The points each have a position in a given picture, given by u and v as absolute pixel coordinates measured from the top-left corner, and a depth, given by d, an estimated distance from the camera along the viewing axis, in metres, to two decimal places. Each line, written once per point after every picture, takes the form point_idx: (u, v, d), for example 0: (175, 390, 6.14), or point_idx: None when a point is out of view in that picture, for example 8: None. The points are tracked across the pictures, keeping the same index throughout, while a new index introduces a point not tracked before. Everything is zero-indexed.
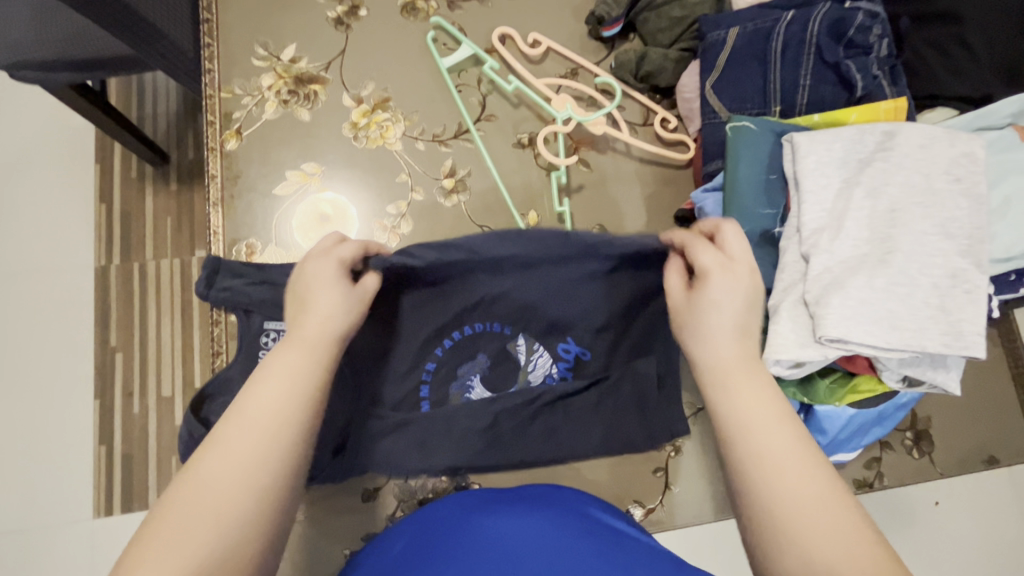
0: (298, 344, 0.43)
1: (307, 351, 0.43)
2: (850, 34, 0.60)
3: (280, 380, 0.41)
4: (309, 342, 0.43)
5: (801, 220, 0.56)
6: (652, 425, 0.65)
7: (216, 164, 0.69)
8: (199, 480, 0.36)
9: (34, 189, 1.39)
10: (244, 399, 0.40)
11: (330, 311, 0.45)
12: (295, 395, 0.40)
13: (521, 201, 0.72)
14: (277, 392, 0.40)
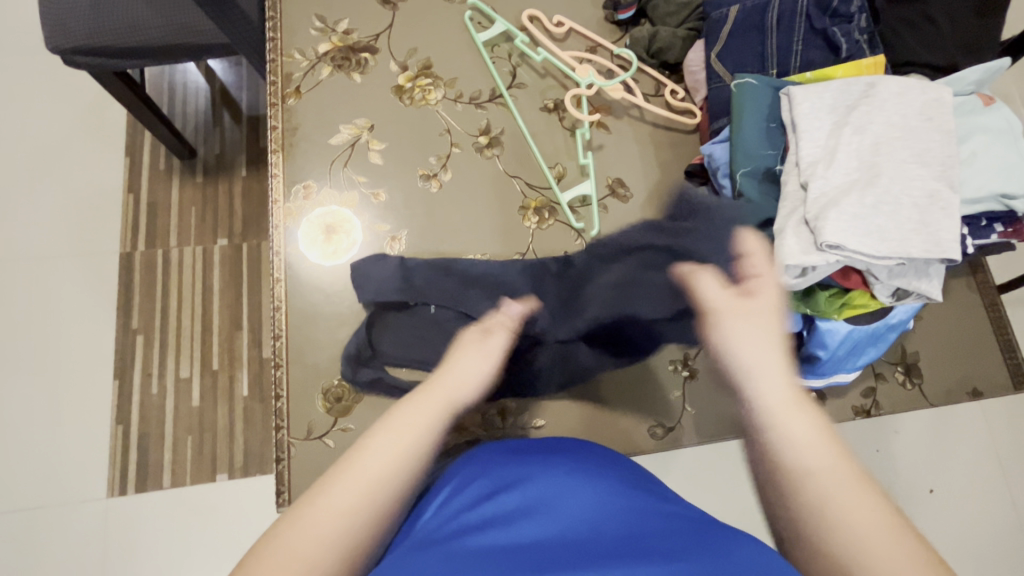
0: (427, 409, 0.50)
1: (429, 415, 0.50)
2: (834, 6, 0.70)
3: (415, 424, 0.48)
4: (434, 407, 0.50)
5: (799, 155, 0.65)
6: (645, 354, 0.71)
7: (277, 117, 0.77)
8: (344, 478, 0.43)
9: (67, 178, 1.46)
10: (377, 438, 0.46)
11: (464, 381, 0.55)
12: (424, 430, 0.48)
13: (549, 156, 0.80)
14: (413, 428, 0.47)
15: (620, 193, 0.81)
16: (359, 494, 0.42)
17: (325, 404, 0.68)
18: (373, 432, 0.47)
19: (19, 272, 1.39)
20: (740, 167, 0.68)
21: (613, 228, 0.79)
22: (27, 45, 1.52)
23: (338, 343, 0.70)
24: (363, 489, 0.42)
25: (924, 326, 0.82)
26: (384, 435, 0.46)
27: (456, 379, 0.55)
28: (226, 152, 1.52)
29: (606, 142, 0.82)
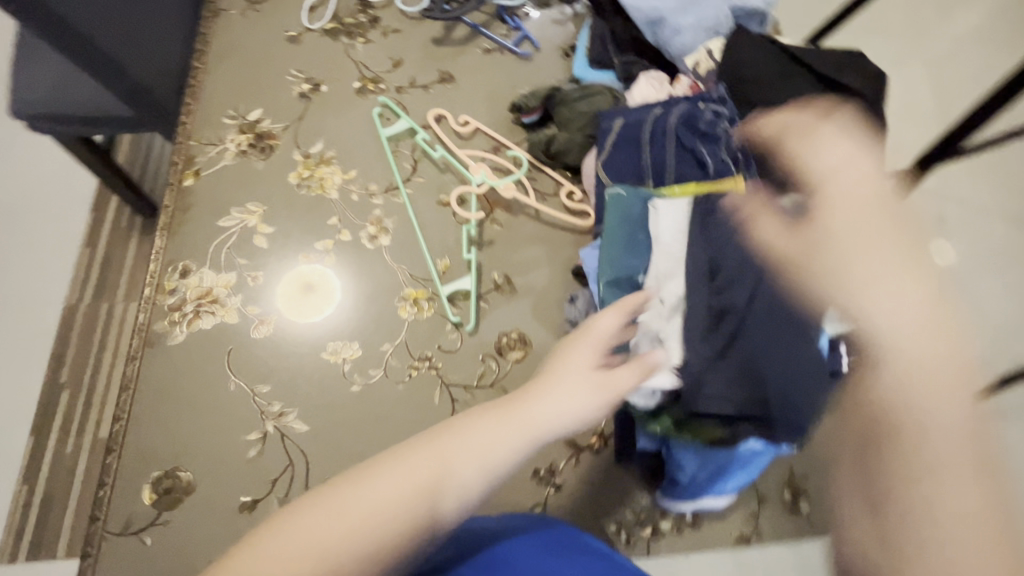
0: (501, 411, 0.45)
1: (504, 421, 0.44)
2: (701, 126, 0.73)
3: (476, 443, 0.42)
4: (511, 411, 0.45)
5: (656, 268, 0.66)
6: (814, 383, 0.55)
7: (171, 197, 0.79)
8: (404, 470, 0.40)
9: (34, 232, 1.58)
10: (453, 429, 0.43)
11: (569, 407, 0.46)
12: (480, 454, 0.42)
13: (436, 248, 0.81)
14: (473, 445, 0.42)
15: (504, 290, 0.80)
16: (378, 508, 0.38)
17: (151, 495, 0.64)
18: (454, 424, 0.43)
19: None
20: (603, 277, 0.68)
21: (494, 324, 0.78)
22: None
23: (179, 429, 0.67)
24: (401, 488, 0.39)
25: None
26: (436, 443, 0.42)
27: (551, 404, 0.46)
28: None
29: (493, 238, 0.83)
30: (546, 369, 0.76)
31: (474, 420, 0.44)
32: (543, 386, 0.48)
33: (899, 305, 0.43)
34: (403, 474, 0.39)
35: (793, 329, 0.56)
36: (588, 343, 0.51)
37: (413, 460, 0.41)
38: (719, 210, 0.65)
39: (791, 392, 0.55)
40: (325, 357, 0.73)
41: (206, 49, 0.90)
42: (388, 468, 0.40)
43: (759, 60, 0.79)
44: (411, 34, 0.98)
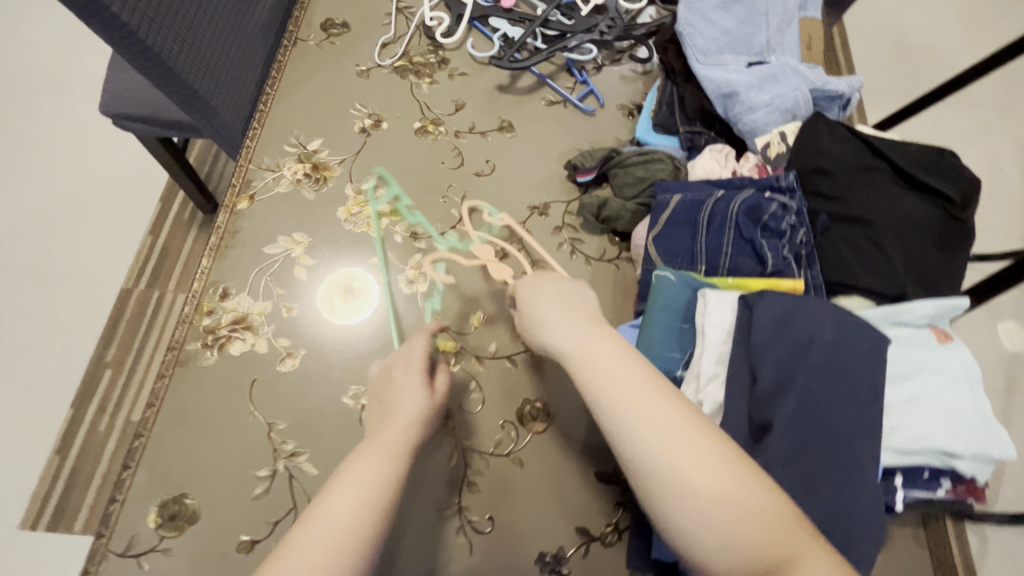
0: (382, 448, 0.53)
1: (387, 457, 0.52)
2: (765, 219, 0.68)
3: (359, 482, 0.49)
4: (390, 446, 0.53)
5: (699, 366, 0.61)
6: (863, 509, 0.53)
7: (224, 218, 0.81)
8: (321, 529, 0.45)
9: (103, 214, 1.69)
10: (333, 488, 0.48)
11: (408, 410, 0.59)
12: (367, 499, 0.47)
13: (473, 302, 0.80)
14: (359, 487, 0.48)
15: (533, 355, 0.78)
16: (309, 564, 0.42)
17: (157, 518, 0.64)
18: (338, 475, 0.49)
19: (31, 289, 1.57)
20: None
21: (519, 389, 0.76)
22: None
23: (197, 454, 0.68)
24: (330, 531, 0.45)
25: None
26: (334, 487, 0.48)
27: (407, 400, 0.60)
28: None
29: None
30: (567, 445, 0.73)
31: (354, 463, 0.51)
32: (389, 413, 0.59)
33: (622, 395, 0.47)
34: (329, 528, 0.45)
35: (837, 452, 0.54)
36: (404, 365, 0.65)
37: (320, 509, 0.46)
38: (778, 301, 0.60)
39: (839, 515, 0.53)
40: (345, 401, 0.72)
41: (280, 78, 0.93)
42: (307, 527, 0.45)
43: (836, 152, 0.75)
44: (477, 79, 0.99)
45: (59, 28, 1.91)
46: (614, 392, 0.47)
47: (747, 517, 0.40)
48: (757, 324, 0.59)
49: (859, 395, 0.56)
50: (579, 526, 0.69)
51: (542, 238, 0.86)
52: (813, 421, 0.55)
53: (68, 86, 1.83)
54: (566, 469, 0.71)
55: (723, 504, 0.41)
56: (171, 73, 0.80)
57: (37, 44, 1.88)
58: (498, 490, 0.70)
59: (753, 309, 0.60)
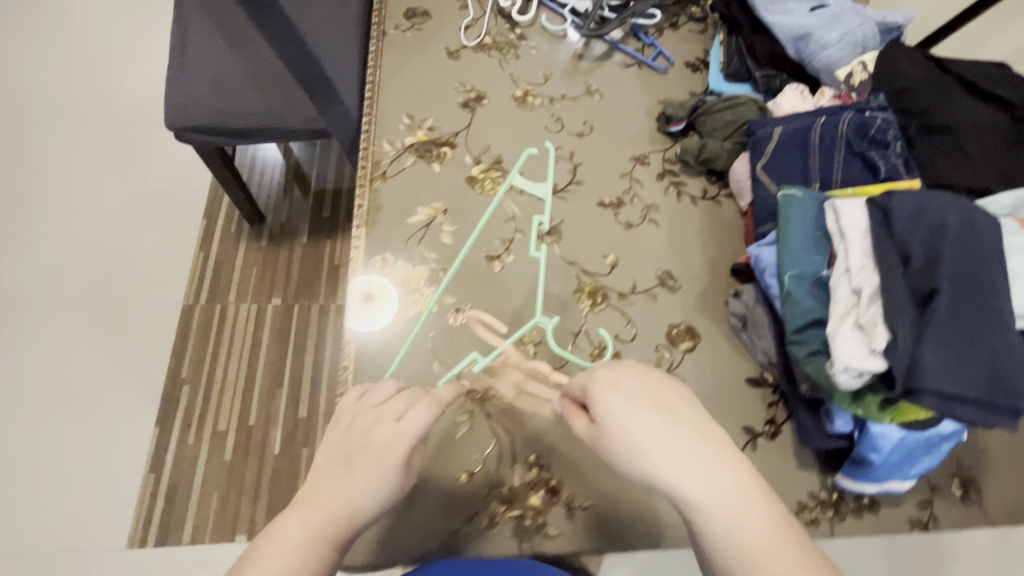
0: (310, 518, 0.48)
1: (316, 528, 0.47)
2: (871, 133, 0.78)
3: (279, 558, 0.45)
4: (322, 520, 0.48)
5: (847, 261, 0.69)
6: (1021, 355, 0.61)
7: (364, 197, 0.87)
8: None
9: (151, 237, 1.69)
10: (252, 559, 0.45)
11: (368, 477, 0.51)
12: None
13: (605, 245, 0.88)
14: (276, 563, 0.44)
15: (667, 284, 0.86)
16: None
17: None
18: (262, 543, 0.46)
19: (90, 319, 1.57)
20: (788, 270, 0.73)
21: (662, 316, 0.84)
22: (144, 126, 1.82)
23: None
24: None
25: (989, 442, 0.79)
26: (254, 558, 0.45)
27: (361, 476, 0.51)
28: (292, 221, 1.80)
29: (651, 238, 0.90)
30: (715, 359, 0.82)
31: (283, 528, 0.47)
32: (337, 474, 0.51)
33: (691, 477, 0.45)
34: None
35: (990, 312, 0.63)
36: (374, 416, 0.55)
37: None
38: (907, 196, 0.69)
39: (1005, 362, 0.61)
40: (518, 343, 0.80)
41: (380, 66, 0.98)
42: None
43: (914, 72, 0.85)
44: (555, 51, 1.06)
45: (73, 58, 1.90)
46: (682, 476, 0.46)
47: None
48: (894, 218, 0.68)
49: (993, 262, 0.65)
50: (744, 425, 0.78)
51: (649, 184, 0.95)
52: (964, 287, 0.63)
53: (91, 114, 1.82)
54: (721, 378, 0.81)
55: None
56: (298, 46, 0.83)
57: (53, 76, 1.87)
58: None
59: (888, 208, 0.69)
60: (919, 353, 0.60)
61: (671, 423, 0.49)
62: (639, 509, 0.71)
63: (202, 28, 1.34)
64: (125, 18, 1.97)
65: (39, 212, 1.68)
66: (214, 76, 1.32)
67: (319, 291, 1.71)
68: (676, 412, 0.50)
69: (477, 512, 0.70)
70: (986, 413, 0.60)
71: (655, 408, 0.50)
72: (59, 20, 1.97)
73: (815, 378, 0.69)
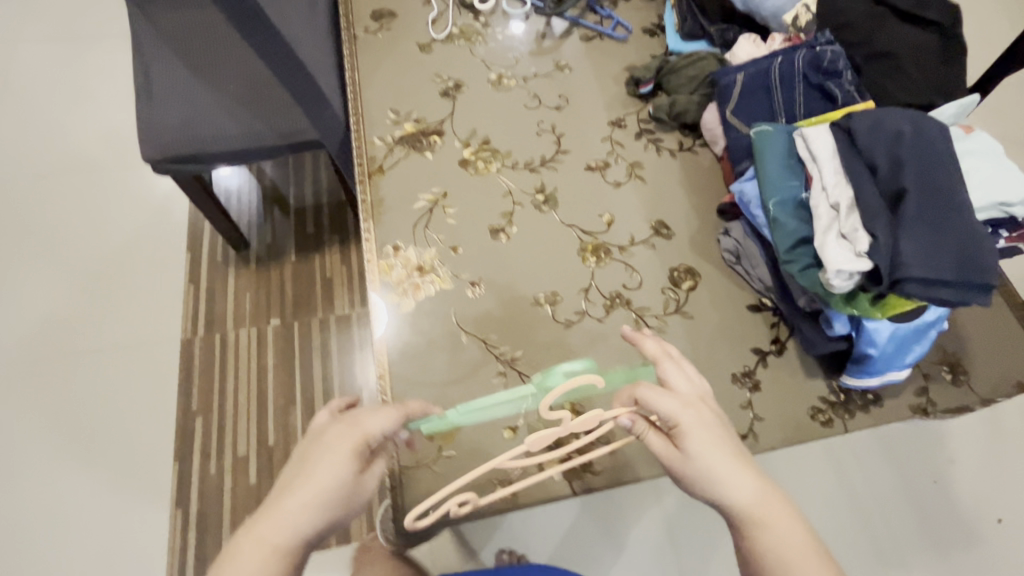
0: (266, 538, 0.50)
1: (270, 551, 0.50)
2: (824, 65, 0.85)
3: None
4: (274, 544, 0.50)
5: (823, 180, 0.76)
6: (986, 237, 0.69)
7: (366, 192, 0.90)
8: None
9: (139, 277, 1.69)
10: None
11: (319, 495, 0.53)
12: None
13: (600, 205, 0.93)
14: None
15: (662, 232, 0.92)
16: None
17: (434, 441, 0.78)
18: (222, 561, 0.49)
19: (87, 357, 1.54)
20: (771, 198, 0.80)
21: (662, 261, 0.90)
22: (111, 169, 1.80)
23: (439, 375, 0.80)
24: None
25: (970, 329, 0.87)
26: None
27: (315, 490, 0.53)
28: (277, 242, 1.81)
29: (640, 193, 0.95)
30: (716, 293, 0.88)
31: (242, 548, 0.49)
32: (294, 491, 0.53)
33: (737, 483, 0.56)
34: None
35: (953, 203, 0.70)
36: (338, 430, 0.58)
37: None
38: (866, 115, 0.77)
39: (972, 244, 0.68)
40: (535, 304, 0.84)
41: (357, 68, 1.01)
42: None
43: (852, 9, 0.94)
44: (520, 32, 1.11)
45: (25, 110, 1.86)
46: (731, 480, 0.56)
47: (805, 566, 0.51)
48: (857, 135, 0.76)
49: (949, 160, 0.73)
50: (753, 347, 0.84)
51: (629, 144, 1.01)
52: (927, 185, 0.71)
53: (56, 164, 1.80)
54: (724, 309, 0.87)
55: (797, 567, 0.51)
56: None
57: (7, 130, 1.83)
58: (680, 338, 0.84)
59: (850, 127, 0.77)
60: (897, 248, 0.67)
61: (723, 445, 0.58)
62: None
63: (165, 59, 1.34)
64: (71, 62, 1.94)
65: (23, 269, 1.67)
66: (187, 105, 1.33)
67: (316, 305, 1.72)
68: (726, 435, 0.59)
69: (526, 461, 0.76)
70: (962, 291, 0.68)
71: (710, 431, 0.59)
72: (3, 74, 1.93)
73: (811, 289, 0.76)
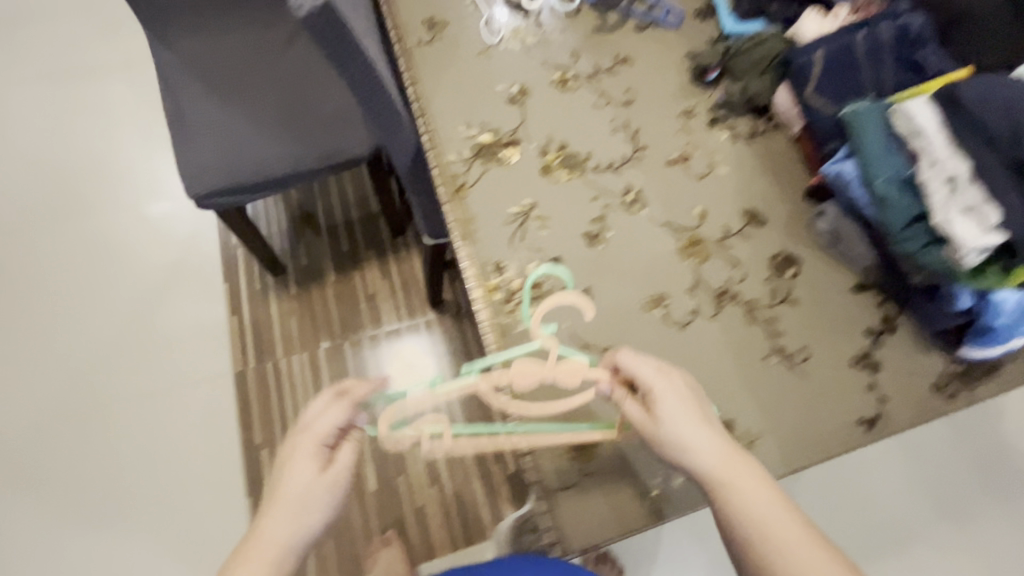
0: (281, 507, 0.65)
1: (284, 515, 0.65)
2: (912, 36, 0.85)
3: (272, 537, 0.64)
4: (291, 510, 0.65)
5: (933, 155, 0.76)
6: None
7: (454, 212, 0.88)
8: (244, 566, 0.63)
9: (184, 314, 1.68)
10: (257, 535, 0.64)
11: (296, 482, 0.67)
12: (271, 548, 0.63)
13: (687, 200, 0.93)
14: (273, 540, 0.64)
15: (754, 221, 0.91)
16: None
17: (573, 456, 0.79)
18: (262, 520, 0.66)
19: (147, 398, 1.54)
20: (878, 177, 0.79)
21: (760, 251, 0.89)
22: (140, 210, 1.79)
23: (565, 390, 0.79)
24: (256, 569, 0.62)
25: None
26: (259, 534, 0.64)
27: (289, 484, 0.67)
28: (314, 263, 1.77)
29: (724, 184, 0.94)
30: (818, 278, 0.87)
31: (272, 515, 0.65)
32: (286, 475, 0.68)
33: (698, 443, 0.64)
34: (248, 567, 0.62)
35: None
36: (305, 437, 0.69)
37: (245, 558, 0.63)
38: (972, 83, 0.76)
39: None
40: (644, 309, 0.83)
41: (419, 83, 0.99)
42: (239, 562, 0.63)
43: None
44: (573, 28, 1.08)
45: (45, 159, 1.85)
46: (691, 441, 0.64)
47: (768, 511, 0.60)
48: (967, 105, 0.75)
49: None
50: (867, 328, 0.84)
51: (704, 133, 0.99)
52: None
53: (85, 209, 1.80)
54: (829, 293, 0.86)
55: (779, 523, 0.59)
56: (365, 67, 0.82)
57: (33, 183, 1.83)
58: (793, 326, 0.84)
59: (957, 96, 0.75)
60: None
61: (691, 411, 0.66)
62: (801, 428, 0.77)
63: (192, 91, 1.31)
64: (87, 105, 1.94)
65: (70, 320, 1.67)
66: (221, 136, 1.28)
67: (363, 324, 1.70)
68: (698, 401, 0.67)
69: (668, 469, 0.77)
70: None
71: (679, 397, 0.67)
72: (16, 123, 1.91)
73: (932, 266, 0.76)
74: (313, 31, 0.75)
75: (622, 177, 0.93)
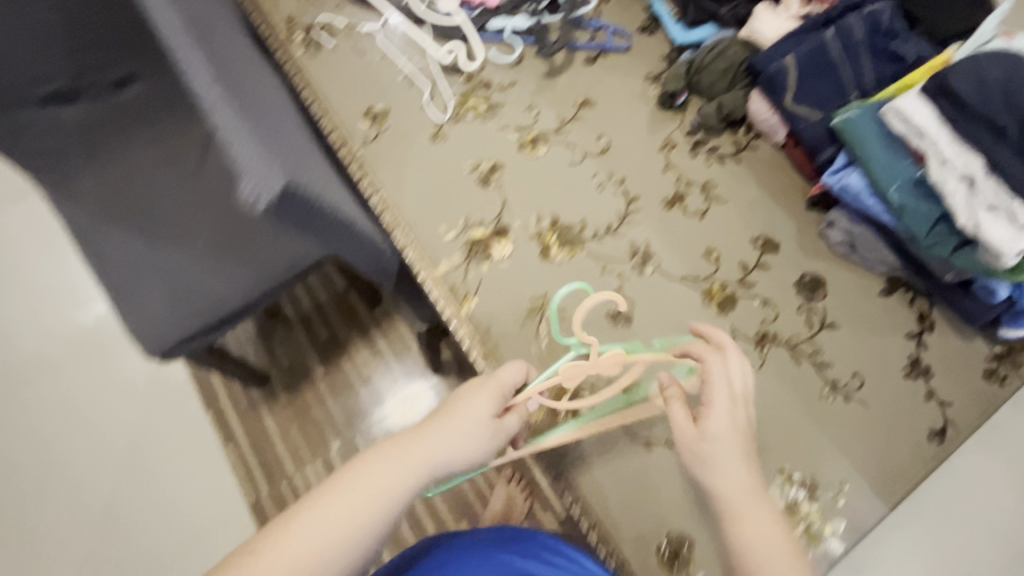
0: (453, 420, 0.64)
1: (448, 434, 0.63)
2: (884, 26, 0.83)
3: (426, 450, 0.61)
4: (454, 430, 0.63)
5: (943, 155, 0.72)
6: None
7: (466, 330, 0.81)
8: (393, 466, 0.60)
9: (175, 458, 1.54)
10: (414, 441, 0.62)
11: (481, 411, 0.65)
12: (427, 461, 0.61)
13: (697, 244, 0.87)
14: (427, 453, 0.61)
15: (769, 248, 0.87)
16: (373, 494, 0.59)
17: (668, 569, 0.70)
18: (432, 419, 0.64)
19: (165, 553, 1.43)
20: (890, 186, 0.77)
21: (784, 280, 0.85)
22: (92, 360, 1.63)
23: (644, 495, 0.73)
24: (396, 477, 0.60)
25: None
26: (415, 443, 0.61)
27: (343, 500, 0.58)
28: (295, 361, 1.65)
29: (727, 215, 0.90)
30: (848, 293, 0.85)
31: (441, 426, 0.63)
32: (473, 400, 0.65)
33: (737, 457, 0.61)
34: (394, 467, 0.60)
35: None
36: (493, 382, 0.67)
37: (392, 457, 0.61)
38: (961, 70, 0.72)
39: None
40: None
41: (378, 191, 0.90)
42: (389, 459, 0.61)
43: None
44: (520, 79, 0.99)
45: None
46: (729, 451, 0.61)
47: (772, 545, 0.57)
48: (965, 96, 0.71)
49: None
50: (907, 333, 0.82)
51: (689, 164, 0.93)
52: None
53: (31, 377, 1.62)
54: (863, 306, 0.84)
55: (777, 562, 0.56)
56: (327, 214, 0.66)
57: None
58: (839, 352, 0.81)
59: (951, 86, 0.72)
60: None
61: (740, 424, 0.63)
62: (881, 460, 0.75)
63: (117, 239, 1.16)
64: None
65: (48, 501, 1.50)
66: (166, 284, 1.13)
67: (366, 410, 1.59)
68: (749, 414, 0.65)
69: None
70: None
71: (733, 409, 0.63)
72: None
73: (968, 267, 0.74)
74: (275, 216, 0.58)
75: (625, 236, 0.87)
